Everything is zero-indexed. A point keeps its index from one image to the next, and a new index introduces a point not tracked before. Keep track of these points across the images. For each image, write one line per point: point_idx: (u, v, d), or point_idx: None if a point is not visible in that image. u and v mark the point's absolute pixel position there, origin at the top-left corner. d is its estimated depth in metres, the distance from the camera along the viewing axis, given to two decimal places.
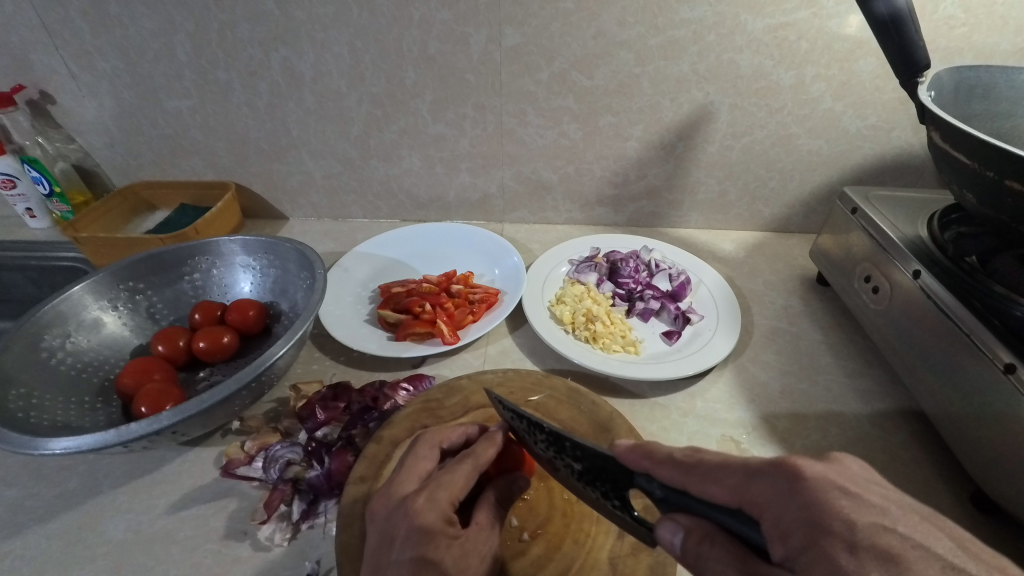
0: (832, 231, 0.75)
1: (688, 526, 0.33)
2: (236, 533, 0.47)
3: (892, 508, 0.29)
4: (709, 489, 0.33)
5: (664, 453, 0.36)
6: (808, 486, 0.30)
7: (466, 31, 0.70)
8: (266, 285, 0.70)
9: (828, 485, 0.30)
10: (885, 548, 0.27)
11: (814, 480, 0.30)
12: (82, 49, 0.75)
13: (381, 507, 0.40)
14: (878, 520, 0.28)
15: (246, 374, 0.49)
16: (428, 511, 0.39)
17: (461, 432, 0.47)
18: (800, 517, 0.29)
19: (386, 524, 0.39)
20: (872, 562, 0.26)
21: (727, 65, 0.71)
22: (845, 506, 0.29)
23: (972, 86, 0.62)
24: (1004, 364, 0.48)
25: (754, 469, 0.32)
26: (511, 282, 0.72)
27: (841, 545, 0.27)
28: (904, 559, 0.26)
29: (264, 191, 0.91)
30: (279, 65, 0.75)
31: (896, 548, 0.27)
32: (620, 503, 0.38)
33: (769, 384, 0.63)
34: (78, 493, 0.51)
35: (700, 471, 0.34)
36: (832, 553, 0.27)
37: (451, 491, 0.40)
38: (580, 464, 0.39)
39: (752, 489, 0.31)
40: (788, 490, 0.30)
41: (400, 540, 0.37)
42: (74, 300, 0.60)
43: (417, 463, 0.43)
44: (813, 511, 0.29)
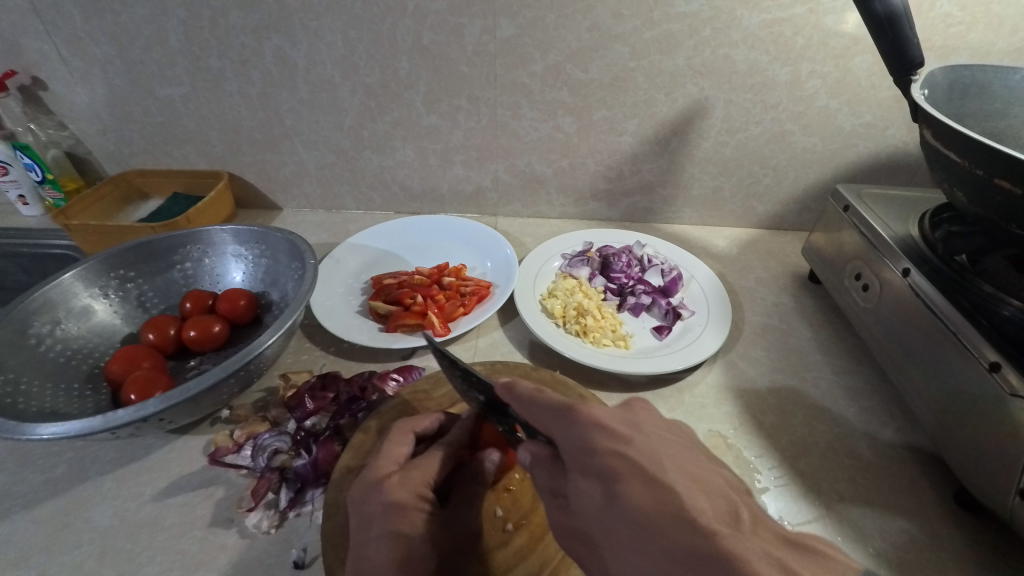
0: (824, 229, 0.75)
1: (533, 450, 0.38)
2: (222, 521, 0.47)
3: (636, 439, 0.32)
4: (533, 419, 0.37)
5: (520, 391, 0.38)
6: (580, 421, 0.34)
7: (460, 22, 0.70)
8: (258, 274, 0.70)
9: (593, 422, 0.34)
10: (611, 471, 0.31)
11: (585, 420, 0.34)
12: (73, 35, 0.74)
13: (357, 489, 0.41)
14: (615, 450, 0.32)
15: (234, 363, 0.49)
16: (403, 490, 0.41)
17: (435, 419, 0.48)
18: (572, 447, 0.34)
19: (361, 503, 0.41)
20: (598, 483, 0.32)
21: (722, 60, 0.71)
22: (598, 439, 0.33)
23: (967, 85, 0.62)
24: (988, 363, 0.48)
25: (557, 407, 0.36)
26: (503, 275, 0.72)
27: (588, 470, 0.32)
28: (624, 481, 0.30)
29: (258, 180, 0.91)
30: (272, 54, 0.74)
31: (620, 470, 0.31)
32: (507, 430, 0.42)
33: (757, 380, 0.64)
34: (66, 480, 0.51)
35: (530, 405, 0.37)
36: (579, 481, 0.33)
37: (423, 474, 0.43)
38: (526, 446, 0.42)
39: (551, 426, 0.35)
40: (571, 423, 0.34)
41: (376, 517, 0.40)
42: (63, 287, 0.60)
43: (394, 448, 0.44)
44: (580, 441, 0.33)
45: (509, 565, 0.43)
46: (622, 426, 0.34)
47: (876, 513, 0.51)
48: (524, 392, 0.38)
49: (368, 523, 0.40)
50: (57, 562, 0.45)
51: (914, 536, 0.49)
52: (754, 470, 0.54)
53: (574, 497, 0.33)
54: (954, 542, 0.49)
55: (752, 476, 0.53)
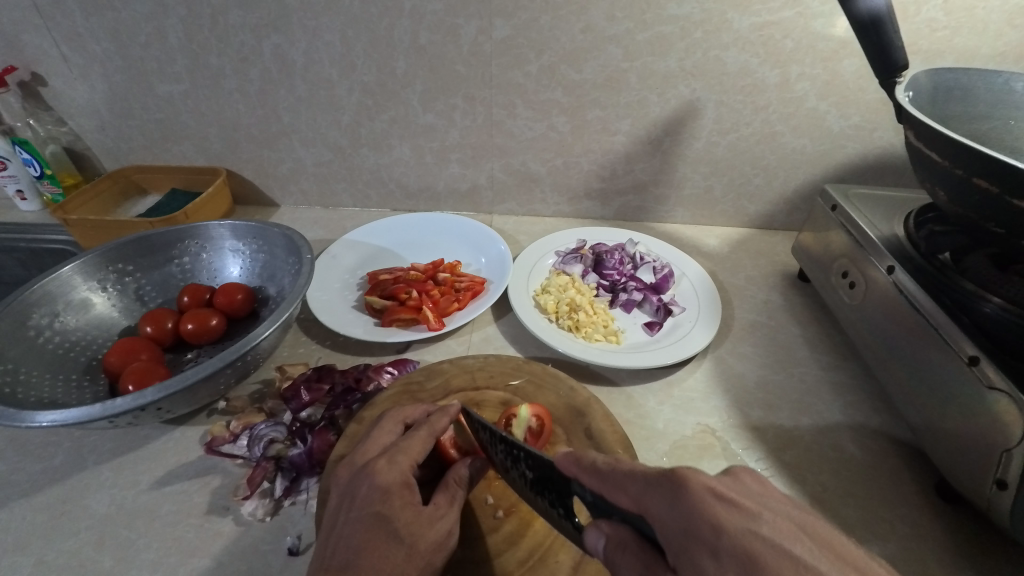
0: (812, 229, 0.76)
1: (609, 533, 0.33)
2: (218, 509, 0.48)
3: (769, 512, 0.28)
4: (618, 498, 0.33)
5: (590, 461, 0.35)
6: (691, 493, 0.30)
7: (456, 22, 0.71)
8: (255, 269, 0.71)
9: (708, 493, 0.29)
10: (748, 552, 0.26)
11: (696, 490, 0.29)
12: (73, 31, 0.75)
13: (345, 471, 0.43)
14: (747, 526, 0.27)
15: (231, 353, 0.50)
16: (388, 472, 0.41)
17: (425, 410, 0.48)
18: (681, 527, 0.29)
19: (349, 487, 0.41)
20: (731, 566, 0.26)
21: (714, 62, 0.72)
22: (719, 512, 0.28)
23: (950, 88, 0.63)
24: (967, 357, 0.49)
25: (653, 477, 0.32)
26: (497, 271, 0.74)
27: (705, 552, 0.27)
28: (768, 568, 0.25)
29: (255, 177, 0.91)
30: (270, 52, 0.75)
31: (758, 552, 0.26)
32: (563, 512, 0.38)
33: (745, 375, 0.65)
34: (64, 469, 0.52)
35: (608, 478, 0.34)
36: (700, 562, 0.27)
37: (409, 456, 0.43)
38: (532, 471, 0.40)
39: (647, 499, 0.31)
40: (676, 499, 0.30)
41: (360, 498, 0.40)
42: (62, 279, 0.60)
43: (382, 435, 0.45)
44: (690, 520, 0.29)
45: (499, 550, 0.44)
46: (744, 498, 0.30)
47: (859, 503, 0.52)
48: (597, 463, 0.35)
49: (351, 505, 0.40)
50: (56, 548, 0.45)
51: (895, 526, 0.51)
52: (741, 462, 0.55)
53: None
54: (933, 532, 0.50)
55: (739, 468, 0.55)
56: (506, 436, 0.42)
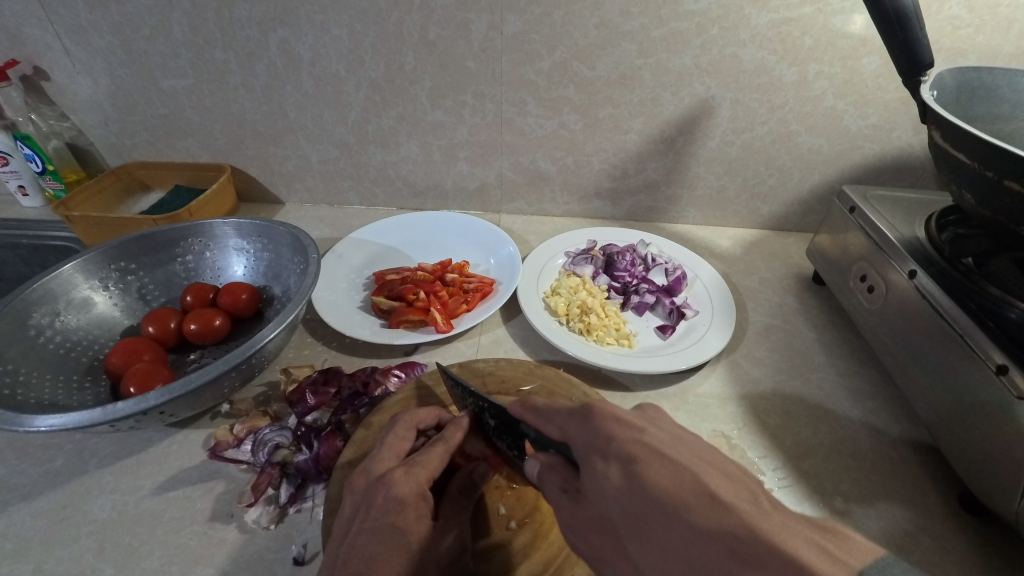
0: (829, 230, 0.74)
1: (544, 461, 0.39)
2: (222, 515, 0.47)
3: (653, 428, 0.33)
4: (550, 430, 0.38)
5: (533, 404, 0.40)
6: (638, 458, 0.30)
7: (467, 17, 0.69)
8: (260, 268, 0.70)
9: (610, 416, 0.34)
10: (630, 454, 0.31)
11: (600, 414, 0.35)
12: (76, 25, 0.74)
13: (360, 480, 0.41)
14: (692, 482, 0.28)
15: (236, 356, 0.49)
16: (406, 484, 0.40)
17: (437, 417, 0.47)
18: (587, 442, 0.34)
19: (364, 495, 0.40)
20: (616, 466, 0.31)
21: (730, 59, 0.71)
22: (614, 429, 0.33)
23: (975, 88, 0.61)
24: (996, 366, 0.48)
25: (607, 442, 0.33)
26: (506, 272, 0.72)
27: (600, 458, 0.32)
28: (642, 463, 0.30)
29: (260, 174, 0.90)
30: (276, 46, 0.74)
31: (638, 452, 0.31)
32: (517, 453, 0.43)
33: (761, 381, 0.63)
34: (65, 472, 0.50)
35: (545, 414, 0.39)
36: (654, 517, 0.28)
37: (427, 470, 0.41)
38: (493, 421, 0.44)
39: (606, 468, 0.32)
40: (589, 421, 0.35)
41: (376, 508, 0.38)
42: (64, 278, 0.59)
43: (397, 443, 0.44)
44: (643, 483, 0.29)
45: (513, 562, 0.43)
46: (642, 422, 0.34)
47: (881, 514, 0.51)
48: (537, 404, 0.40)
49: (364, 513, 0.38)
50: (56, 555, 0.44)
51: (919, 538, 0.49)
52: (759, 470, 0.54)
53: (648, 543, 0.27)
54: (958, 546, 0.49)
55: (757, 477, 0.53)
56: (473, 389, 0.45)
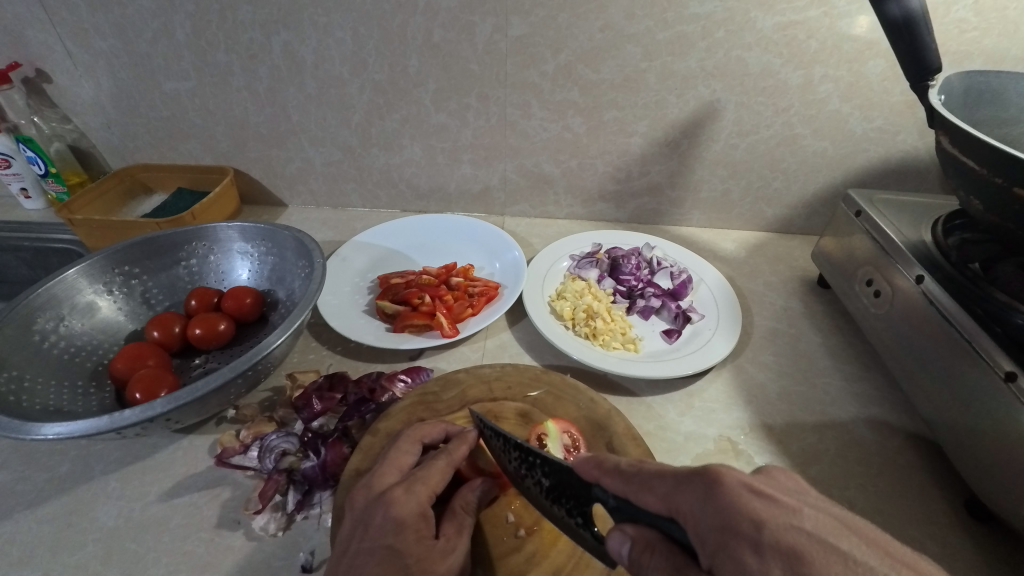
0: (834, 234, 0.74)
1: (635, 536, 0.32)
2: (229, 522, 0.47)
3: (806, 507, 0.28)
4: (646, 499, 0.32)
5: (613, 464, 0.35)
6: (726, 490, 0.29)
7: (471, 20, 0.69)
8: (264, 272, 0.69)
9: (742, 488, 0.29)
10: (787, 545, 0.26)
11: (731, 486, 0.29)
12: (79, 28, 0.73)
13: (361, 496, 0.41)
14: (786, 520, 0.27)
15: (242, 363, 0.49)
16: (405, 503, 0.40)
17: (443, 431, 0.47)
18: (713, 521, 0.28)
19: (363, 512, 0.40)
20: (774, 560, 0.26)
21: (735, 62, 0.70)
22: (756, 506, 0.28)
23: (981, 92, 0.61)
24: (1004, 372, 0.47)
25: (683, 476, 0.31)
26: (511, 276, 0.72)
27: (747, 546, 0.26)
28: (810, 556, 0.25)
29: (263, 176, 0.90)
30: (280, 49, 0.74)
31: (800, 544, 0.26)
32: (581, 520, 0.38)
33: (767, 385, 0.63)
34: (71, 478, 0.50)
35: (633, 478, 0.34)
36: (741, 556, 0.26)
37: (427, 487, 0.41)
38: (549, 479, 0.39)
39: (678, 498, 0.30)
40: (712, 495, 0.29)
41: (374, 527, 0.38)
42: (68, 283, 0.59)
43: (399, 457, 0.44)
44: (726, 515, 0.28)
45: (520, 570, 0.43)
46: (779, 493, 0.29)
47: (888, 521, 0.51)
48: (622, 465, 0.34)
49: (363, 532, 0.38)
50: (62, 563, 0.44)
51: (926, 545, 0.49)
52: None
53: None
54: (965, 553, 0.49)
55: None
56: (520, 441, 0.41)
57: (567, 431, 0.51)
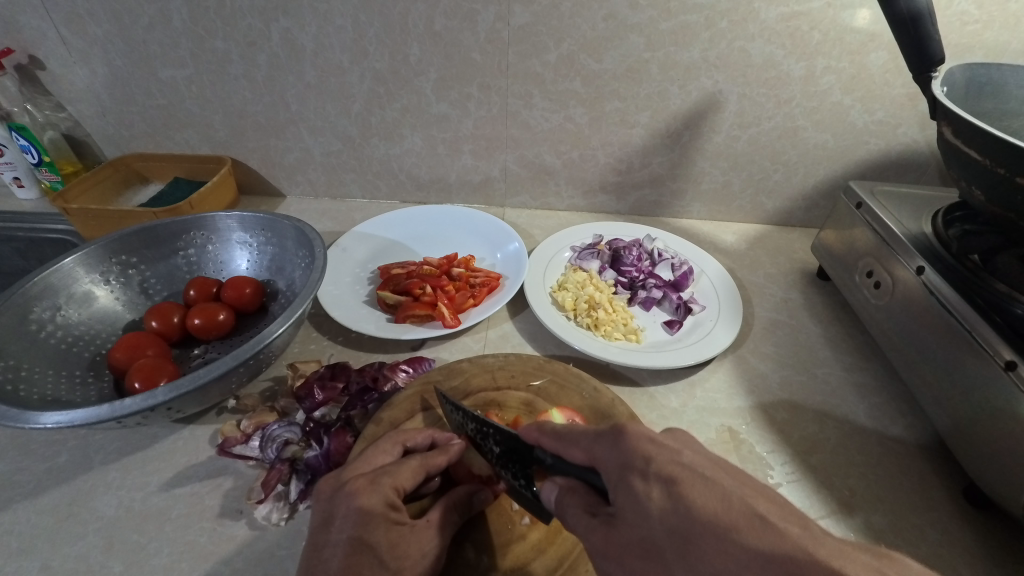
0: (835, 226, 0.74)
1: (562, 485, 0.37)
2: (231, 512, 0.47)
3: (689, 450, 0.32)
4: (573, 453, 0.37)
5: (550, 427, 0.40)
6: (628, 437, 0.33)
7: (474, 8, 0.68)
8: (264, 262, 0.69)
9: (644, 437, 0.33)
10: (669, 474, 0.30)
11: (631, 435, 0.33)
12: (73, 13, 0.72)
13: (328, 486, 0.40)
14: (669, 457, 0.31)
15: (244, 351, 0.48)
16: (372, 495, 0.39)
17: (429, 438, 0.46)
18: (618, 462, 0.33)
19: (328, 504, 0.39)
20: (657, 487, 0.30)
21: (738, 53, 0.70)
22: (649, 450, 0.32)
23: (983, 84, 0.61)
24: (1004, 361, 0.48)
25: (599, 431, 0.35)
26: (513, 267, 0.72)
27: (638, 477, 0.31)
28: (684, 483, 0.30)
29: (261, 166, 0.89)
30: (279, 36, 0.73)
31: (678, 474, 0.30)
32: (525, 481, 0.42)
33: (768, 375, 0.64)
34: (69, 469, 0.50)
35: (564, 438, 0.38)
36: (633, 487, 0.31)
37: (395, 480, 0.41)
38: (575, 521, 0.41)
39: (595, 448, 0.35)
40: (615, 441, 0.34)
41: (339, 520, 0.37)
42: (64, 272, 0.58)
43: (375, 455, 0.43)
44: (627, 455, 0.33)
45: (527, 558, 0.43)
46: (672, 441, 0.33)
47: (888, 509, 0.51)
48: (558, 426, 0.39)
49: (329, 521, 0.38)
50: (63, 553, 0.44)
51: (926, 532, 0.50)
52: (767, 465, 0.54)
53: (627, 508, 0.31)
54: (964, 540, 0.49)
55: (766, 471, 0.53)
56: (476, 414, 0.44)
57: (571, 419, 0.51)
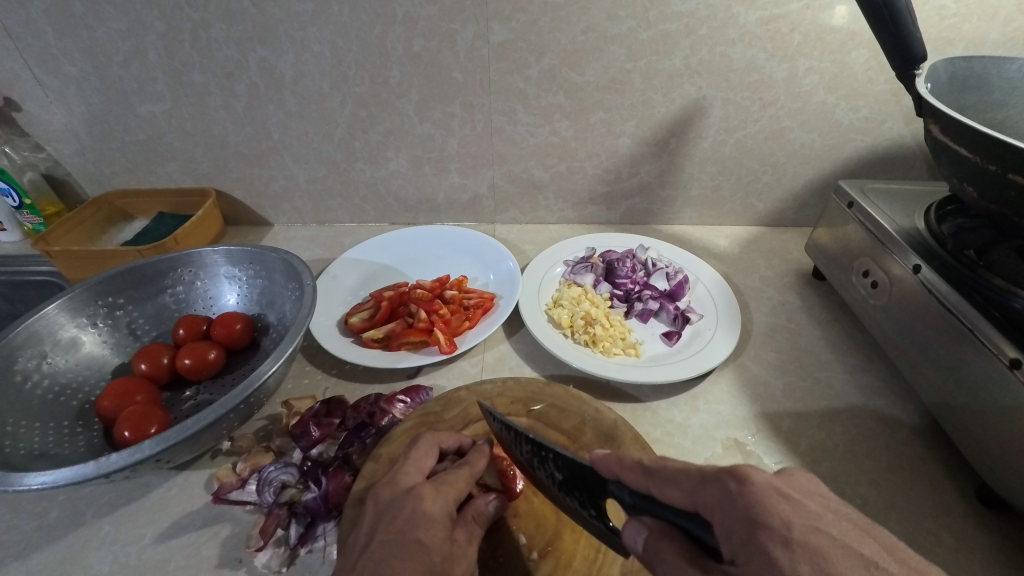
0: (827, 225, 0.74)
1: (650, 526, 0.32)
2: (230, 561, 0.45)
3: (829, 515, 0.28)
4: (670, 494, 0.33)
5: (634, 461, 0.35)
6: (753, 488, 0.29)
7: (452, 28, 0.68)
8: (253, 296, 0.67)
9: (769, 490, 0.29)
10: (815, 547, 0.26)
11: (761, 493, 0.29)
12: (47, 53, 0.71)
13: (386, 491, 0.41)
14: (808, 522, 0.27)
15: (234, 397, 0.47)
16: (436, 499, 0.40)
17: (459, 441, 0.47)
18: (740, 517, 0.28)
19: (387, 505, 0.40)
20: (802, 557, 0.26)
21: (719, 59, 0.70)
22: (783, 509, 0.28)
23: (966, 77, 0.61)
24: (1009, 360, 0.47)
25: (707, 474, 0.31)
26: (506, 287, 0.71)
27: (776, 540, 0.27)
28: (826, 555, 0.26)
29: (246, 197, 0.88)
30: (256, 66, 0.72)
31: (826, 547, 0.26)
32: (594, 512, 0.38)
33: (771, 383, 0.63)
34: (61, 525, 0.48)
35: (660, 475, 0.34)
36: (769, 549, 0.26)
37: (454, 488, 0.42)
38: (562, 472, 0.39)
39: (703, 494, 0.31)
40: (734, 493, 0.29)
41: (401, 520, 0.38)
42: (48, 319, 0.56)
43: (421, 459, 0.44)
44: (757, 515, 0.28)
45: None
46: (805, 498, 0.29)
47: (902, 517, 0.50)
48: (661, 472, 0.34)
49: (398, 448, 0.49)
50: None
51: (942, 537, 0.49)
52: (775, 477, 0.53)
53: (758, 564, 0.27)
54: (982, 544, 0.48)
55: None
56: (531, 435, 0.40)
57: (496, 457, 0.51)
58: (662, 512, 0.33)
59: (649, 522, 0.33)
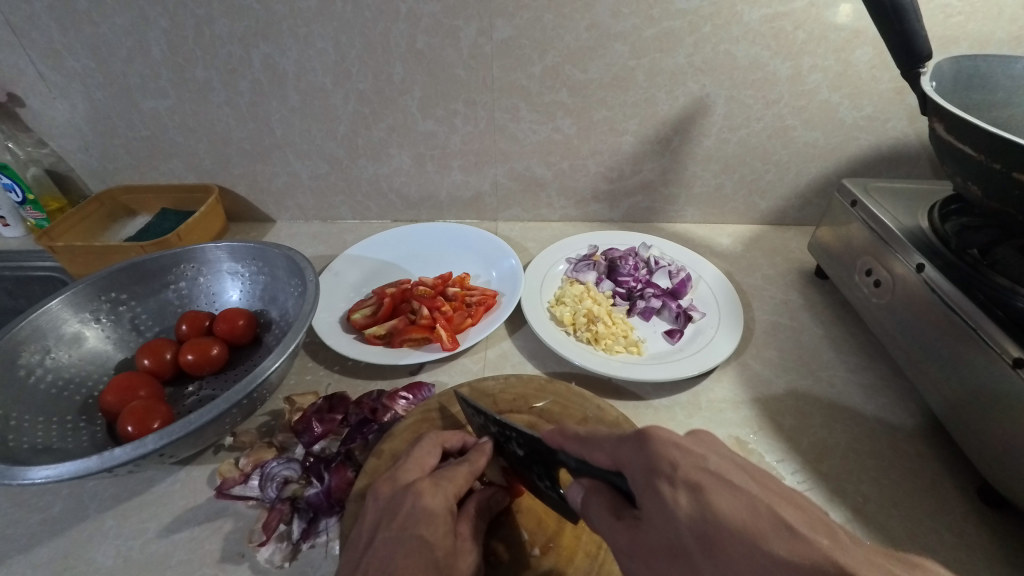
0: (830, 224, 0.74)
1: (588, 486, 0.37)
2: (233, 555, 0.45)
3: (715, 455, 0.31)
4: (598, 457, 0.36)
5: (572, 431, 0.39)
6: (652, 441, 0.32)
7: (455, 24, 0.68)
8: (256, 291, 0.68)
9: (667, 441, 0.32)
10: (698, 483, 0.29)
11: (657, 441, 0.32)
12: (51, 48, 0.71)
13: (386, 488, 0.42)
14: (693, 462, 0.30)
15: (238, 392, 0.47)
16: (436, 496, 0.41)
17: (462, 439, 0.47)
18: (642, 465, 0.32)
19: (389, 503, 0.40)
20: (681, 491, 0.29)
21: (723, 57, 0.70)
22: (674, 454, 0.31)
23: (971, 76, 0.61)
24: (1012, 359, 0.47)
25: (624, 435, 0.35)
26: (508, 284, 0.71)
27: (667, 483, 0.30)
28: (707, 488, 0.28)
29: (249, 193, 0.88)
30: (260, 62, 0.72)
31: (706, 482, 0.29)
32: (549, 484, 0.43)
33: (773, 381, 0.63)
34: (64, 519, 0.48)
35: (589, 441, 0.38)
36: (661, 490, 0.30)
37: (455, 484, 0.42)
38: (522, 450, 0.43)
39: (620, 453, 0.34)
40: (640, 446, 0.33)
41: (403, 517, 0.39)
42: (51, 314, 0.57)
43: (423, 456, 0.44)
44: (652, 461, 0.31)
45: None
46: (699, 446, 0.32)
47: (903, 515, 0.50)
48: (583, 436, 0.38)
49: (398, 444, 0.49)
50: None
51: (942, 536, 0.49)
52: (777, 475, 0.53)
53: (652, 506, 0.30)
54: (982, 543, 0.48)
55: None
56: (497, 417, 0.44)
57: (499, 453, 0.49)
58: (595, 474, 0.37)
59: (586, 482, 0.37)
